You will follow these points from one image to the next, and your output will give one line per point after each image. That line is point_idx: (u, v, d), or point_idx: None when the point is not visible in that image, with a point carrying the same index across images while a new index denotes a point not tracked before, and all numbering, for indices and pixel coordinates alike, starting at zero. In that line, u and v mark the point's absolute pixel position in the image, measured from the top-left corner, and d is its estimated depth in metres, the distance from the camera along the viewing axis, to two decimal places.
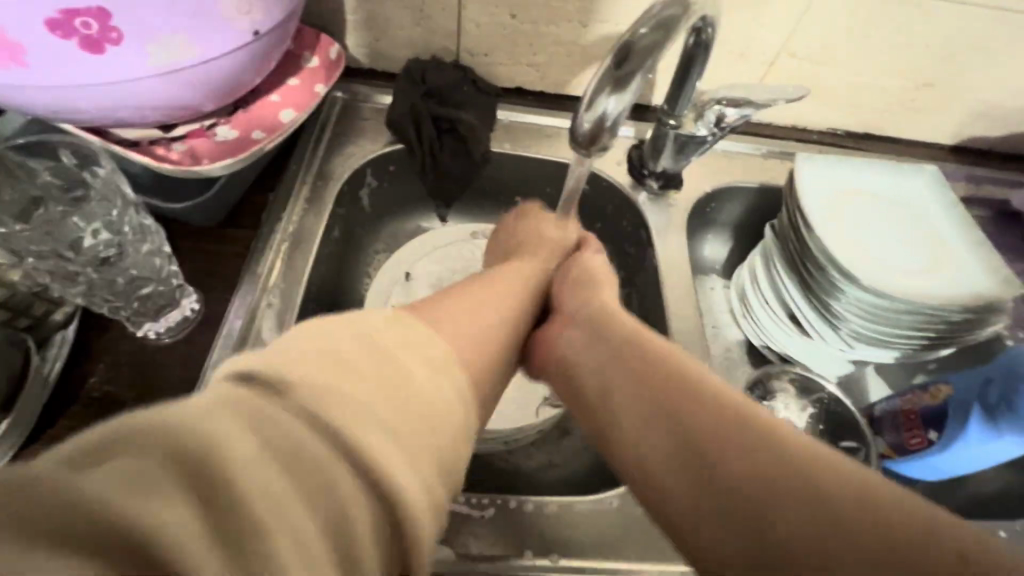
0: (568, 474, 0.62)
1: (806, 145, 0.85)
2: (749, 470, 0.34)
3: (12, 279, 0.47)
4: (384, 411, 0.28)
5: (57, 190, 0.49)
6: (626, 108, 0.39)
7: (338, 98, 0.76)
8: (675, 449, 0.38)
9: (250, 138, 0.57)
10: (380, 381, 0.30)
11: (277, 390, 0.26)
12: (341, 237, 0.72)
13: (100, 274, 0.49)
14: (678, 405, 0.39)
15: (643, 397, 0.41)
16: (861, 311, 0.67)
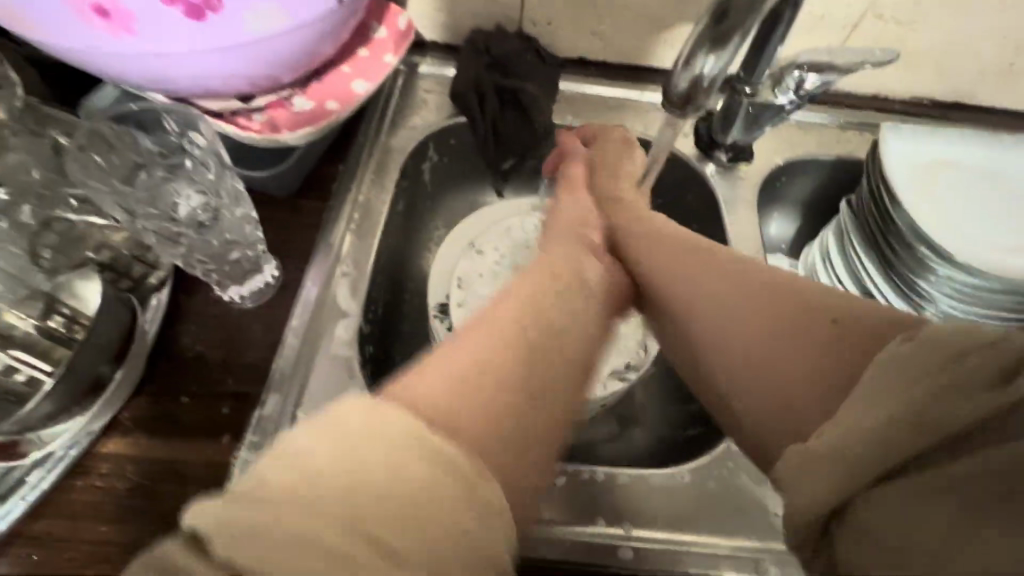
0: (629, 449, 0.62)
1: (887, 115, 0.80)
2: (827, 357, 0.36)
3: (117, 240, 0.52)
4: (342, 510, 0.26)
5: (159, 157, 0.53)
6: (727, 65, 0.37)
7: (402, 71, 0.77)
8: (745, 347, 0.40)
9: (325, 108, 0.58)
10: (331, 467, 0.27)
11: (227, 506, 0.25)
12: (405, 209, 0.73)
13: (198, 236, 0.52)
14: (741, 301, 0.41)
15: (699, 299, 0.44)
16: (950, 290, 0.63)
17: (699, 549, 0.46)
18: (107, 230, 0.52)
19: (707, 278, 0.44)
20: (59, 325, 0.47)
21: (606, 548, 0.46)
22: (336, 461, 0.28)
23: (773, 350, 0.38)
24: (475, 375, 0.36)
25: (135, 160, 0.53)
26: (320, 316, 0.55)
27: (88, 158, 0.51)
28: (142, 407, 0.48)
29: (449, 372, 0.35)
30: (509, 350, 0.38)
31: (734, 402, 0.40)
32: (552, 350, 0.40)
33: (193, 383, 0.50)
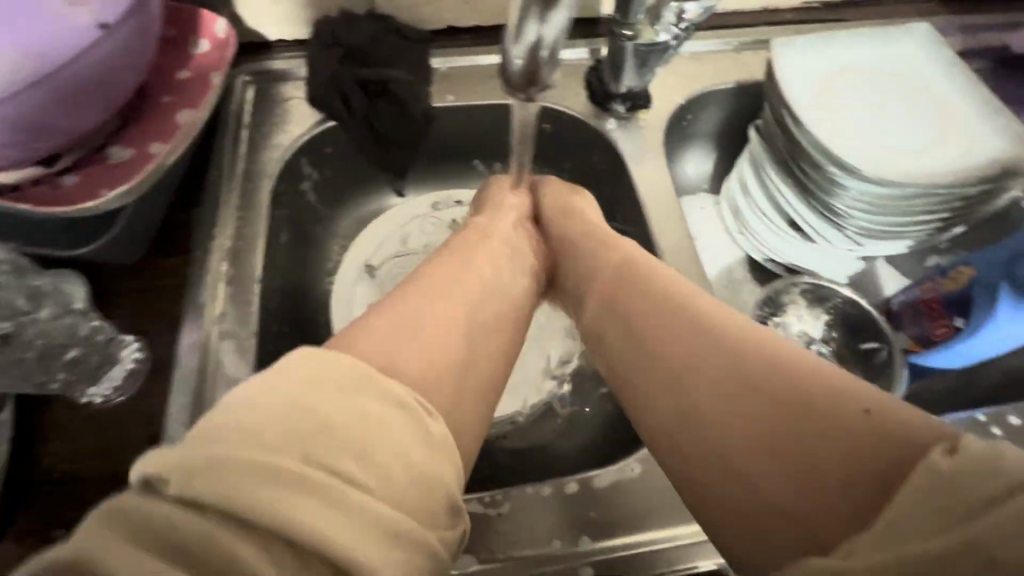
0: (584, 439, 0.59)
1: (780, 27, 0.75)
2: (811, 464, 0.35)
3: None
4: (299, 445, 0.31)
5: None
6: (565, 27, 0.31)
7: (252, 82, 0.67)
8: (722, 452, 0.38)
9: (149, 153, 0.49)
10: (297, 414, 0.32)
11: (190, 455, 0.29)
12: (293, 239, 0.66)
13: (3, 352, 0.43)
14: (734, 403, 0.39)
15: (668, 388, 0.42)
16: (865, 205, 0.61)
17: (662, 545, 0.44)
18: None
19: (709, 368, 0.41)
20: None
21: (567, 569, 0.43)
22: (280, 427, 0.31)
23: (752, 452, 0.37)
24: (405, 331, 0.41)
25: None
26: (204, 391, 0.48)
27: None
28: (10, 552, 0.41)
29: (391, 325, 0.41)
30: (438, 351, 0.41)
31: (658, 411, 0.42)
32: (478, 345, 0.44)
33: (68, 508, 0.43)
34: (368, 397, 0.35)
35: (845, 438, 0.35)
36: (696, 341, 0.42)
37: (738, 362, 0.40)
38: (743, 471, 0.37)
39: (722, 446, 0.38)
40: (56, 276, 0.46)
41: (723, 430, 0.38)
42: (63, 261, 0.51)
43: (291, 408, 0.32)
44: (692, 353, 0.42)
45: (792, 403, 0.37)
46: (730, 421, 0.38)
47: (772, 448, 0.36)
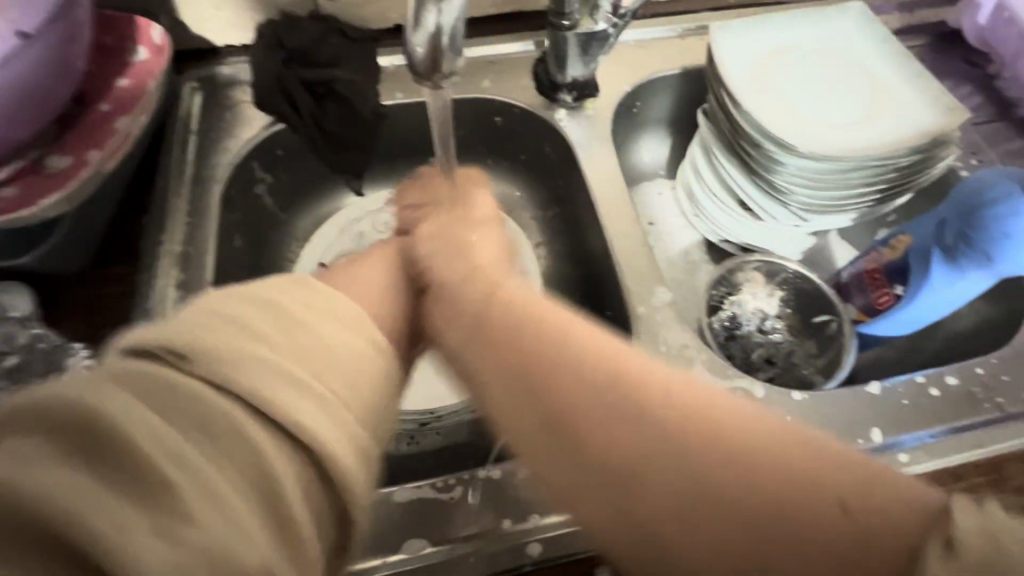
0: None
1: (723, 13, 0.77)
2: (742, 519, 0.28)
3: None
4: (293, 352, 0.33)
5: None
6: (462, 13, 0.32)
7: (200, 88, 0.68)
8: (654, 514, 0.29)
9: (87, 160, 0.49)
10: (290, 322, 0.34)
11: (178, 346, 0.30)
12: (249, 242, 0.66)
13: None
14: (642, 449, 0.30)
15: (582, 445, 0.31)
16: (805, 181, 0.62)
17: None
18: None
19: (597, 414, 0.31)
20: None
21: (516, 548, 0.43)
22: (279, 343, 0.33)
23: (684, 510, 0.29)
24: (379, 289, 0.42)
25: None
26: None
27: None
28: None
29: (374, 282, 0.42)
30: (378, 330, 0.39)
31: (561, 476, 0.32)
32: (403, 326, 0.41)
33: None
34: (356, 334, 0.35)
35: (763, 473, 0.29)
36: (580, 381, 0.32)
37: (644, 397, 0.31)
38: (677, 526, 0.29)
39: (655, 501, 0.29)
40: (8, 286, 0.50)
41: (652, 487, 0.29)
42: (8, 272, 0.51)
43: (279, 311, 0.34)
44: (595, 403, 0.31)
45: (728, 446, 0.29)
46: (639, 476, 0.30)
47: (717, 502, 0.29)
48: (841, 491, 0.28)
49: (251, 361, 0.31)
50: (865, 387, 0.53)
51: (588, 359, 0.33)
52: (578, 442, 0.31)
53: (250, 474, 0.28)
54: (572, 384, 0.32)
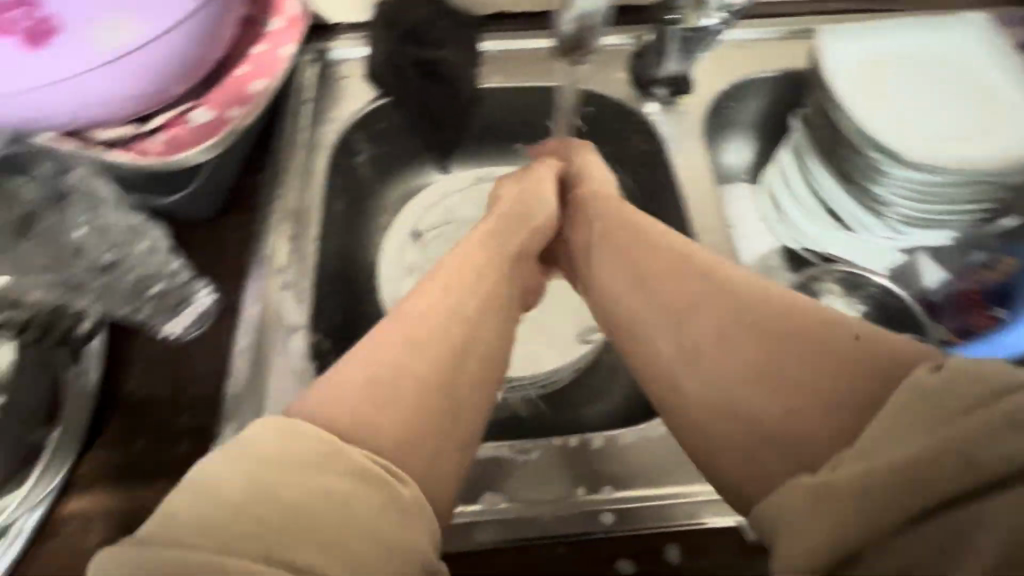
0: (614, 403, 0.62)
1: (829, 17, 0.75)
2: (815, 387, 0.40)
3: (29, 300, 0.48)
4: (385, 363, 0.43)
5: (41, 197, 0.47)
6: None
7: (314, 60, 0.72)
8: (717, 387, 0.43)
9: (228, 117, 0.54)
10: (387, 337, 0.45)
11: (298, 421, 0.39)
12: (346, 207, 0.71)
13: (108, 280, 0.48)
14: (730, 366, 0.43)
15: (683, 385, 0.45)
16: (909, 193, 0.61)
17: (683, 500, 0.46)
18: (14, 288, 0.47)
19: (695, 350, 0.45)
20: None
21: (589, 515, 0.45)
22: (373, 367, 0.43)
23: (744, 385, 0.42)
24: (385, 376, 0.42)
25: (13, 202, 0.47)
26: (265, 334, 0.53)
27: None
28: (99, 457, 0.47)
29: (363, 378, 0.42)
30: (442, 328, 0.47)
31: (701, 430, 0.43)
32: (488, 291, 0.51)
33: (147, 425, 0.49)
34: (423, 364, 0.44)
35: (805, 337, 0.42)
36: (676, 326, 0.47)
37: (726, 300, 0.45)
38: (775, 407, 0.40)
39: (717, 385, 0.43)
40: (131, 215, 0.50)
41: (731, 361, 0.43)
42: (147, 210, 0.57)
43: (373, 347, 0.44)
44: (696, 306, 0.46)
45: (784, 333, 0.42)
46: (743, 382, 0.42)
47: (797, 386, 0.40)
48: (856, 329, 0.41)
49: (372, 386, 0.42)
50: None
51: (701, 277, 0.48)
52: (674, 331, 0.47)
53: (383, 470, 0.38)
54: (677, 296, 0.48)
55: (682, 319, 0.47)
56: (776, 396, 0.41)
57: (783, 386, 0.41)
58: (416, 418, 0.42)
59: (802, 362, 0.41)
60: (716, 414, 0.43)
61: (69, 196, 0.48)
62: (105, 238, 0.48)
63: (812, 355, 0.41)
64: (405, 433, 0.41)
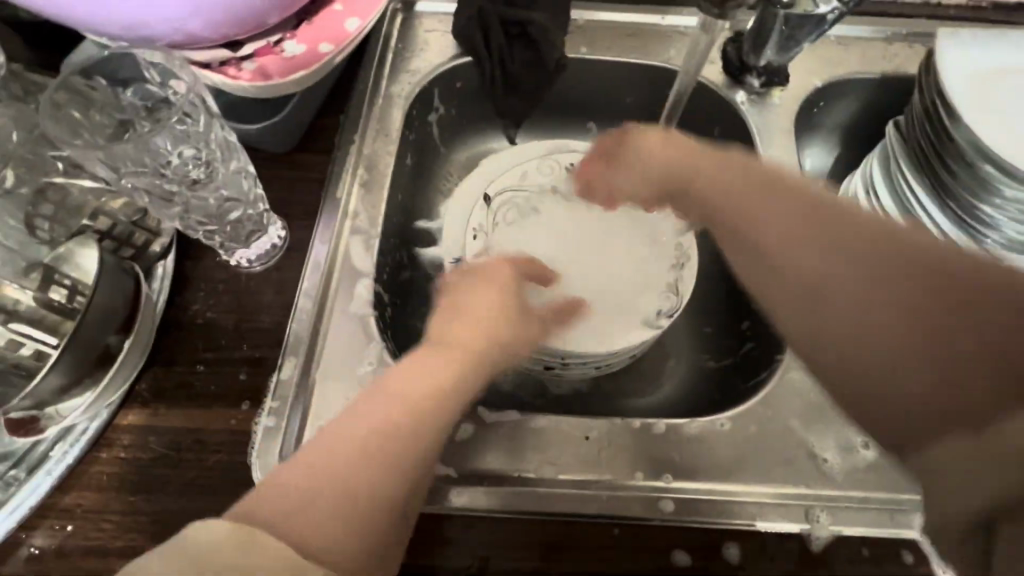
0: (666, 398, 0.61)
1: (941, 23, 0.71)
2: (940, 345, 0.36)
3: (115, 207, 0.49)
4: (324, 506, 0.35)
5: (145, 110, 0.50)
6: None
7: (400, 12, 0.71)
8: (857, 329, 0.39)
9: (319, 52, 0.53)
10: (353, 432, 0.38)
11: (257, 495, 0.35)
12: (415, 163, 0.69)
13: (194, 194, 0.48)
14: (865, 295, 0.39)
15: (823, 335, 0.40)
16: (1016, 214, 0.58)
17: (742, 499, 0.44)
18: (104, 197, 0.50)
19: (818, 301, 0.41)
20: (62, 297, 0.44)
21: (646, 501, 0.44)
22: (318, 510, 0.35)
23: (843, 301, 0.40)
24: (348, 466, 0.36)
25: (121, 113, 0.50)
26: (331, 275, 0.52)
27: (72, 113, 0.48)
28: (159, 376, 0.47)
29: (296, 491, 0.35)
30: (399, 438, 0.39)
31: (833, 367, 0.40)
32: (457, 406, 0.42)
33: (208, 350, 0.48)
34: (366, 483, 0.36)
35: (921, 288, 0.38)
36: (802, 289, 0.41)
37: (868, 233, 0.40)
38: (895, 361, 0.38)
39: (860, 309, 0.39)
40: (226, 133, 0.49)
41: (835, 299, 0.40)
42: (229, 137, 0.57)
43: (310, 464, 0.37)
44: (837, 242, 0.41)
45: (902, 279, 0.38)
46: (869, 333, 0.39)
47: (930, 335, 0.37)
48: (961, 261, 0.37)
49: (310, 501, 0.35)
50: None
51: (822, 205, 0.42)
52: (799, 276, 0.42)
53: None
54: (804, 229, 0.42)
55: (809, 274, 0.41)
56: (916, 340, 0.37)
57: (923, 330, 0.37)
58: (360, 524, 0.35)
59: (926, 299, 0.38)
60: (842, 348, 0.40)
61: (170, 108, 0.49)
62: (198, 152, 0.47)
63: (917, 284, 0.38)
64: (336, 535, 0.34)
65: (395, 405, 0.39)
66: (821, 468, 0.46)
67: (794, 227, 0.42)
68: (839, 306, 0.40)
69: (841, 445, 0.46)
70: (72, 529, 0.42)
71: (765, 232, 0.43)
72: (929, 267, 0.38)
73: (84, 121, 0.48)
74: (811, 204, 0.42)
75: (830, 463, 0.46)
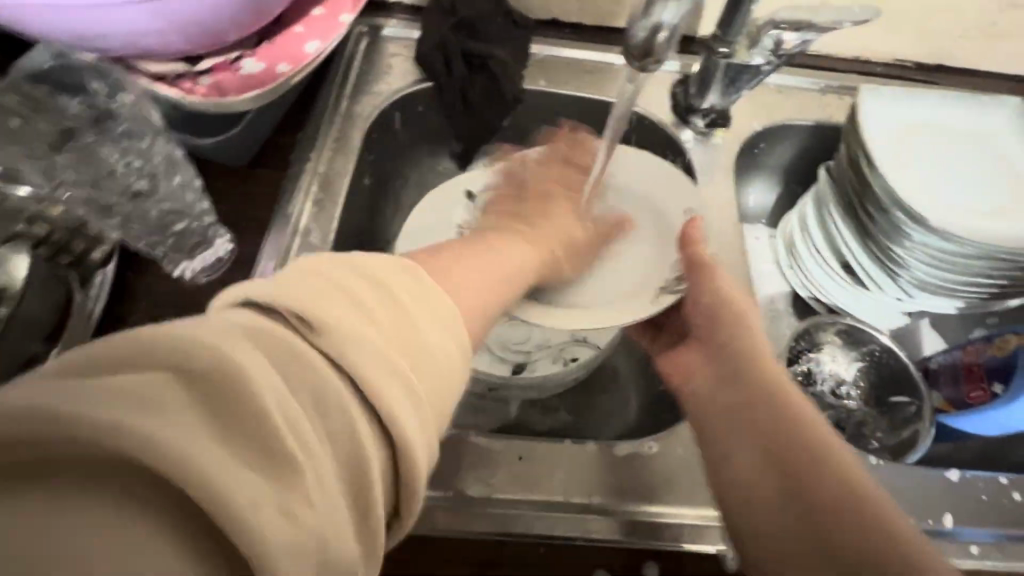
0: (610, 420, 0.63)
1: (869, 79, 0.78)
2: (834, 537, 0.38)
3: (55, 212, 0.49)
4: (329, 302, 0.31)
5: (89, 121, 0.50)
6: (688, 10, 0.34)
7: (365, 34, 0.73)
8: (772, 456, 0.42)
9: (277, 71, 0.54)
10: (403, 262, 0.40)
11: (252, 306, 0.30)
12: (373, 182, 0.70)
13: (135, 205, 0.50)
14: (813, 482, 0.40)
15: (770, 474, 0.42)
16: (924, 256, 0.63)
17: (666, 520, 0.46)
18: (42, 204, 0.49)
19: (779, 471, 0.41)
20: None
21: (574, 521, 0.45)
22: (310, 295, 0.31)
23: (773, 481, 0.41)
24: (440, 267, 0.43)
25: (61, 121, 0.49)
26: None
27: (9, 119, 0.48)
28: None
29: (307, 292, 0.31)
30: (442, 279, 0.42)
31: (755, 501, 0.42)
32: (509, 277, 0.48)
33: None
34: (432, 309, 0.36)
35: (873, 531, 0.37)
36: (770, 424, 0.44)
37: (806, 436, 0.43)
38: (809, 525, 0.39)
39: (797, 469, 0.41)
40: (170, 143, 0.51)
41: (809, 490, 0.40)
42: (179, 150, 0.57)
43: (352, 273, 0.34)
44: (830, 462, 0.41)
45: (845, 504, 0.39)
46: (809, 509, 0.39)
47: (788, 480, 0.41)
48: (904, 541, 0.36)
49: (312, 296, 0.31)
50: (944, 471, 0.54)
51: (824, 437, 0.43)
52: (751, 388, 0.47)
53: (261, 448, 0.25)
54: (763, 399, 0.46)
55: (784, 420, 0.44)
56: (812, 525, 0.39)
57: (810, 503, 0.39)
58: (429, 337, 0.34)
59: (875, 528, 0.37)
60: (764, 470, 0.42)
61: (116, 121, 0.50)
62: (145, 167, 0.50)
63: (861, 534, 0.37)
64: (435, 324, 0.35)
65: (496, 266, 0.48)
66: None
67: (777, 409, 0.44)
68: (800, 470, 0.41)
69: None
70: None
71: (735, 350, 0.49)
72: (858, 515, 0.38)
73: (23, 127, 0.48)
74: (784, 394, 0.45)
75: None
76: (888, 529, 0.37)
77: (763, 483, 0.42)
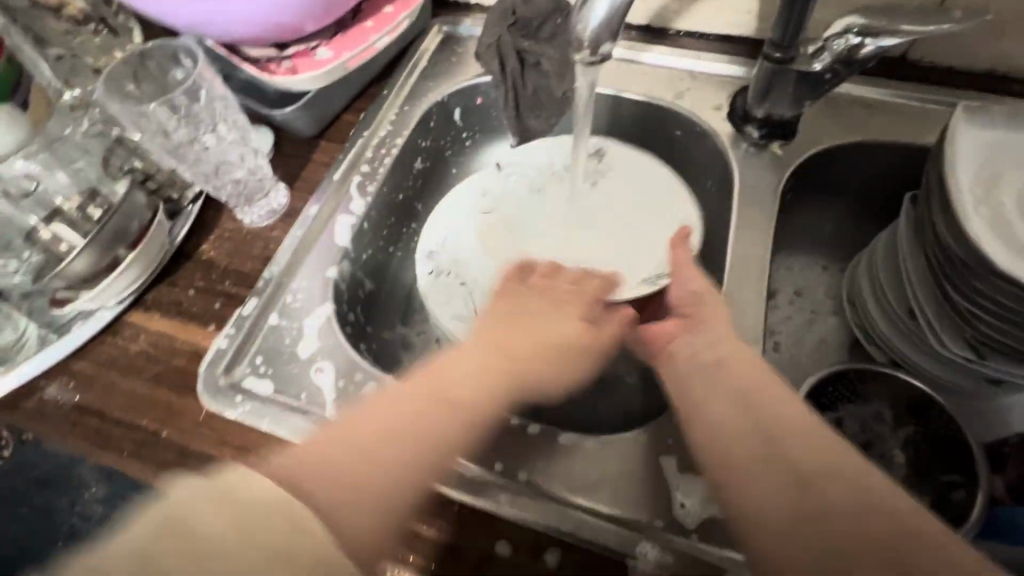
0: (603, 421, 0.62)
1: (992, 96, 0.65)
2: (854, 538, 0.37)
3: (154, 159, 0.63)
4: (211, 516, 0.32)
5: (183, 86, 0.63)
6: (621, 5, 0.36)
7: (443, 32, 0.80)
8: (773, 450, 0.42)
9: (340, 57, 0.64)
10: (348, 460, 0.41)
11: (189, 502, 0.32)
12: (427, 164, 0.78)
13: (202, 158, 0.60)
14: (821, 477, 0.40)
15: (782, 468, 0.41)
16: (985, 307, 0.51)
17: (574, 513, 0.46)
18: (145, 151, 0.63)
19: (784, 464, 0.41)
20: (95, 214, 0.57)
21: (488, 488, 0.47)
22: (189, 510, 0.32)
23: (762, 455, 0.42)
24: (367, 464, 0.42)
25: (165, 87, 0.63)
26: (309, 241, 0.63)
27: (127, 84, 0.61)
28: (162, 292, 0.60)
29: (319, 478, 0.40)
30: (385, 449, 0.43)
31: (763, 511, 0.40)
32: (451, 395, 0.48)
33: (201, 280, 0.60)
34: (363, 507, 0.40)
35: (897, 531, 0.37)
36: (754, 414, 0.44)
37: (802, 430, 0.42)
38: (821, 525, 0.38)
39: (806, 462, 0.41)
40: (233, 108, 0.62)
41: (825, 493, 0.39)
42: (265, 120, 0.70)
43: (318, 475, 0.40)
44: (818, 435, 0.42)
45: (861, 506, 0.38)
46: (817, 507, 0.39)
47: (797, 476, 0.40)
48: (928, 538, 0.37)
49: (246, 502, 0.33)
50: None
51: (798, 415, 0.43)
52: (733, 373, 0.46)
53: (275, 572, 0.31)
54: (746, 376, 0.46)
55: (765, 413, 0.44)
56: (806, 493, 0.39)
57: (827, 505, 0.38)
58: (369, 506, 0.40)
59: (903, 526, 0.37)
60: (774, 466, 0.41)
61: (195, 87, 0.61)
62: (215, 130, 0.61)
63: (875, 529, 0.37)
64: (382, 481, 0.42)
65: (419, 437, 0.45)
66: (673, 509, 0.46)
67: (756, 401, 0.44)
68: (804, 464, 0.40)
69: (700, 495, 0.46)
70: (69, 386, 0.55)
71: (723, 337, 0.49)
72: (878, 518, 0.37)
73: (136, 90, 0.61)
74: (768, 389, 0.45)
75: (685, 510, 0.46)
76: (907, 519, 0.37)
77: (764, 482, 0.41)
